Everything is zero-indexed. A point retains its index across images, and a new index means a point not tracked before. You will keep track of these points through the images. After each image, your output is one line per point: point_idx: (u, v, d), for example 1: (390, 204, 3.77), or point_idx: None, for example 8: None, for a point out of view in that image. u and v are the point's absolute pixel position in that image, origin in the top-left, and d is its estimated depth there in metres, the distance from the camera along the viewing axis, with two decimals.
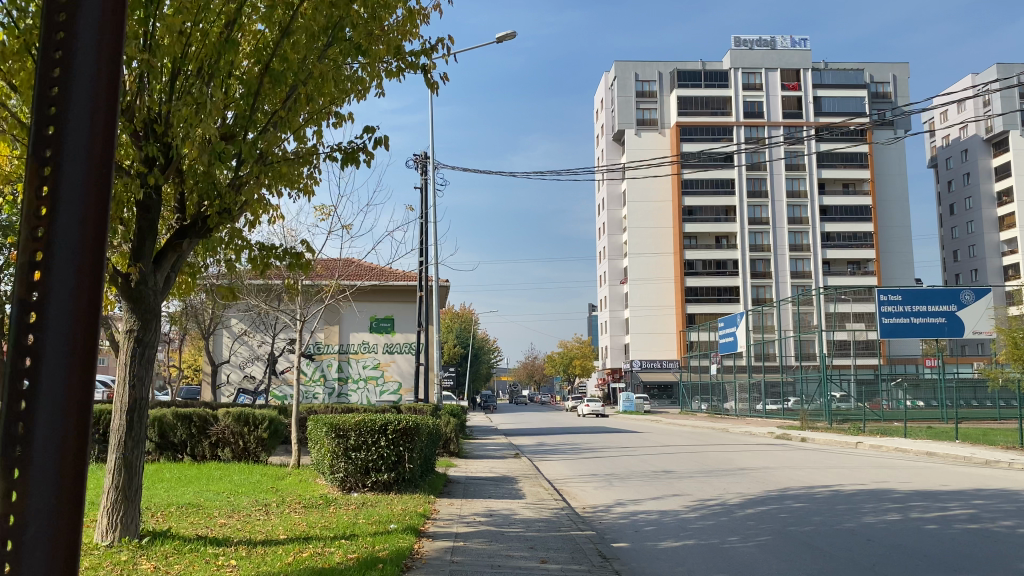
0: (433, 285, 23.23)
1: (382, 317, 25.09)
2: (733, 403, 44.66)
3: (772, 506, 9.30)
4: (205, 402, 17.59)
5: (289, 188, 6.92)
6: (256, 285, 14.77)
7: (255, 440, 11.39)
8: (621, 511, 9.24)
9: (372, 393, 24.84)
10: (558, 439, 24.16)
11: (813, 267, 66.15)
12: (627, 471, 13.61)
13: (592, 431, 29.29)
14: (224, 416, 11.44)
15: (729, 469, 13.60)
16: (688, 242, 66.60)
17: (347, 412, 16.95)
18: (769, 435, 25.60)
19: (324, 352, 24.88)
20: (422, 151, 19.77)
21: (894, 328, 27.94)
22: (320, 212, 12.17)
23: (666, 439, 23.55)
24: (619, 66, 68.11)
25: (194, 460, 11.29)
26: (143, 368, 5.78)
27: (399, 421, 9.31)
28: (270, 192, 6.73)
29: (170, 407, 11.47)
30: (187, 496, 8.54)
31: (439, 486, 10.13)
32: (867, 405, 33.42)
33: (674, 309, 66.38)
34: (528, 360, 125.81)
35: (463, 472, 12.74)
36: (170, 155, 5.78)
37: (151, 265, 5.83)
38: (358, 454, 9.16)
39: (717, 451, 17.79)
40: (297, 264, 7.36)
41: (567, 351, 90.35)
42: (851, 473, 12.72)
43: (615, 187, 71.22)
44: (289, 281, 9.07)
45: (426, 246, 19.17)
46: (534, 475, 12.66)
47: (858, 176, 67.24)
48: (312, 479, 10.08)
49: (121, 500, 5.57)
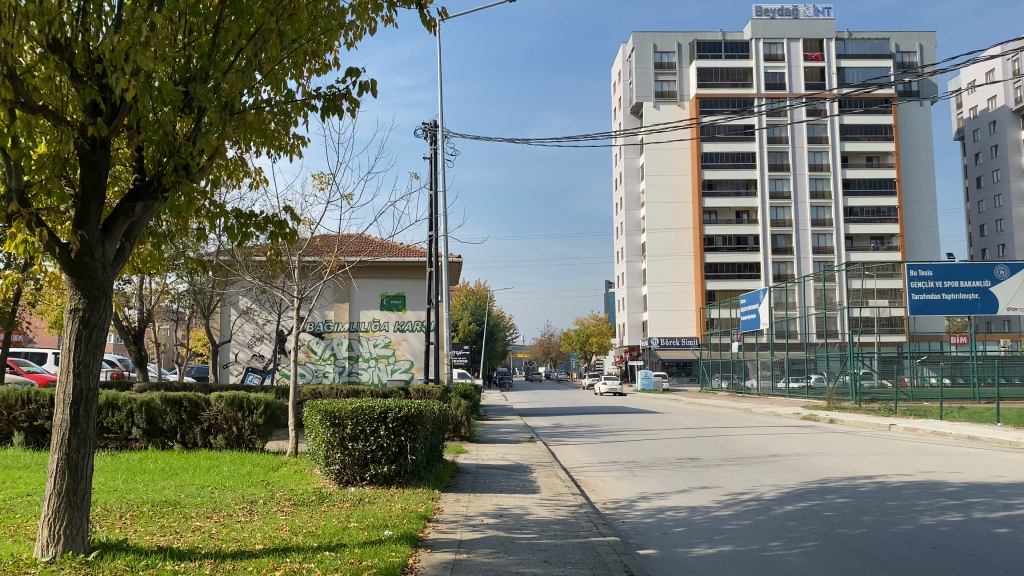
0: (444, 261, 22.35)
1: (393, 294, 24.26)
2: (755, 381, 43.75)
3: (812, 502, 8.37)
4: (207, 384, 16.88)
5: (265, 144, 6.05)
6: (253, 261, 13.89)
7: (249, 426, 10.61)
8: (644, 508, 8.35)
9: (383, 371, 23.99)
10: (576, 419, 23.39)
11: (836, 242, 64.80)
12: (649, 458, 12.74)
13: (610, 411, 28.53)
14: (217, 400, 10.63)
15: (758, 456, 12.70)
16: (708, 217, 65.30)
17: (352, 395, 16.10)
18: (795, 416, 24.72)
19: (334, 330, 24.07)
20: (431, 121, 18.80)
21: (925, 304, 26.76)
22: (317, 181, 11.21)
23: (687, 420, 22.71)
24: (637, 37, 66.61)
25: (185, 448, 10.55)
26: (92, 355, 4.91)
27: (400, 409, 8.44)
28: (241, 148, 5.86)
29: (159, 391, 10.68)
30: (165, 492, 7.71)
31: (445, 478, 9.26)
32: (893, 383, 32.42)
33: (693, 286, 65.23)
34: (545, 336, 125.28)
35: (473, 459, 11.94)
36: (113, 103, 4.87)
37: (97, 231, 4.95)
38: (356, 444, 8.32)
39: (743, 435, 16.90)
40: (281, 235, 6.49)
41: (583, 328, 89.46)
42: (891, 461, 11.78)
43: (633, 161, 69.86)
44: (274, 253, 8.26)
45: (435, 220, 18.26)
46: (550, 463, 11.85)
47: (883, 148, 65.56)
48: (308, 470, 9.25)
49: (66, 508, 4.75)
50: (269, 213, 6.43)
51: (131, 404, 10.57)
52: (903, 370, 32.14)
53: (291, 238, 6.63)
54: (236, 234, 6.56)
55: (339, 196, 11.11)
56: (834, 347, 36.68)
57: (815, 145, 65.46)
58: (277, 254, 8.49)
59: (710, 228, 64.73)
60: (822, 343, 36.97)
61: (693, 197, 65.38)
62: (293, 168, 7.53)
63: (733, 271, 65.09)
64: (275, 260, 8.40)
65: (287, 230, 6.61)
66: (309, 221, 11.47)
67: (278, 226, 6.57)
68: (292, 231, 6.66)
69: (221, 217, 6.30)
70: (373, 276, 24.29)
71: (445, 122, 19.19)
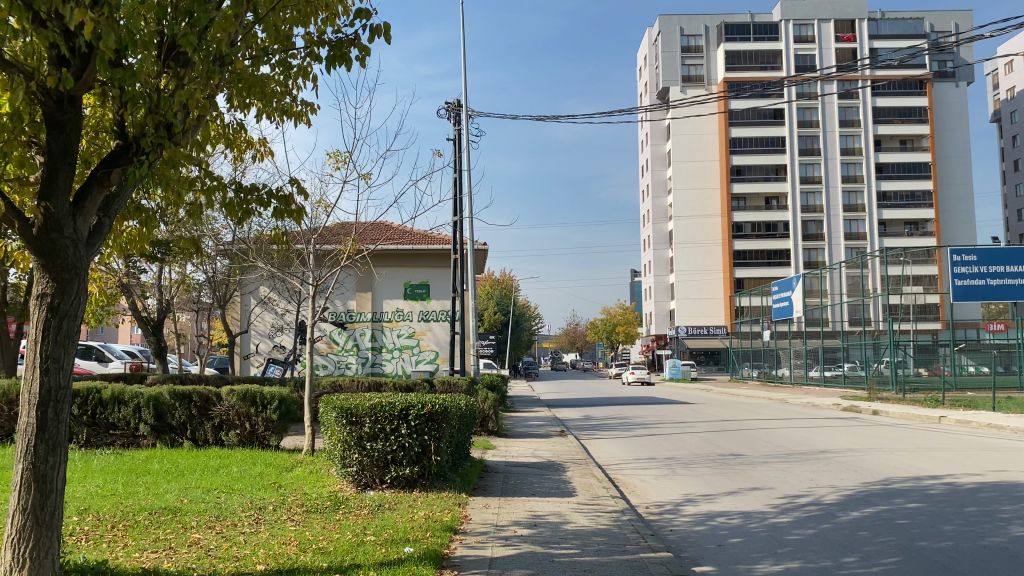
0: (469, 248, 21.58)
1: (417, 283, 23.56)
2: (787, 370, 42.66)
3: (882, 509, 7.51)
4: (220, 378, 16.19)
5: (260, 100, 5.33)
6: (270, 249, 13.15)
7: (263, 422, 9.95)
8: (692, 514, 7.54)
9: (407, 362, 23.31)
10: (606, 411, 22.61)
11: (868, 228, 63.29)
12: (689, 454, 11.91)
13: (640, 402, 27.78)
14: (228, 395, 9.96)
15: (806, 453, 11.85)
16: (736, 203, 63.93)
17: (373, 389, 15.42)
18: (834, 407, 23.76)
19: (357, 321, 23.49)
20: (454, 100, 18.04)
21: (968, 291, 25.54)
22: (334, 160, 10.48)
23: (722, 412, 21.90)
24: (664, 21, 65.33)
25: (195, 445, 9.90)
26: (62, 348, 4.18)
27: (423, 405, 7.72)
28: (233, 106, 5.14)
29: (168, 385, 10.05)
30: (164, 497, 7.03)
31: (473, 480, 8.51)
32: (932, 372, 31.30)
33: (722, 274, 63.95)
34: (571, 326, 124.50)
35: (501, 456, 11.20)
36: (79, 51, 4.18)
37: (68, 204, 4.23)
38: (374, 445, 7.59)
39: (784, 428, 16.04)
40: (286, 210, 5.78)
41: (610, 317, 88.51)
42: (952, 458, 10.89)
43: (659, 147, 68.53)
44: (277, 231, 7.62)
45: (460, 203, 17.49)
46: (583, 460, 11.10)
47: (917, 131, 63.88)
48: (324, 470, 8.54)
49: (32, 526, 4.07)
50: (272, 186, 5.72)
51: (139, 398, 9.96)
52: (941, 358, 30.99)
53: (299, 216, 5.93)
54: (237, 214, 5.86)
55: (357, 178, 10.36)
56: (870, 335, 35.53)
57: (847, 129, 63.88)
58: (283, 235, 7.88)
59: (739, 214, 63.44)
60: (857, 331, 35.82)
61: (721, 183, 64.00)
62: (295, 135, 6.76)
63: (762, 258, 63.76)
64: (280, 238, 7.80)
65: (291, 204, 5.90)
66: (325, 203, 10.73)
67: (285, 201, 5.86)
68: (300, 207, 5.95)
69: (219, 190, 5.59)
70: (396, 265, 23.57)
71: (468, 102, 18.43)
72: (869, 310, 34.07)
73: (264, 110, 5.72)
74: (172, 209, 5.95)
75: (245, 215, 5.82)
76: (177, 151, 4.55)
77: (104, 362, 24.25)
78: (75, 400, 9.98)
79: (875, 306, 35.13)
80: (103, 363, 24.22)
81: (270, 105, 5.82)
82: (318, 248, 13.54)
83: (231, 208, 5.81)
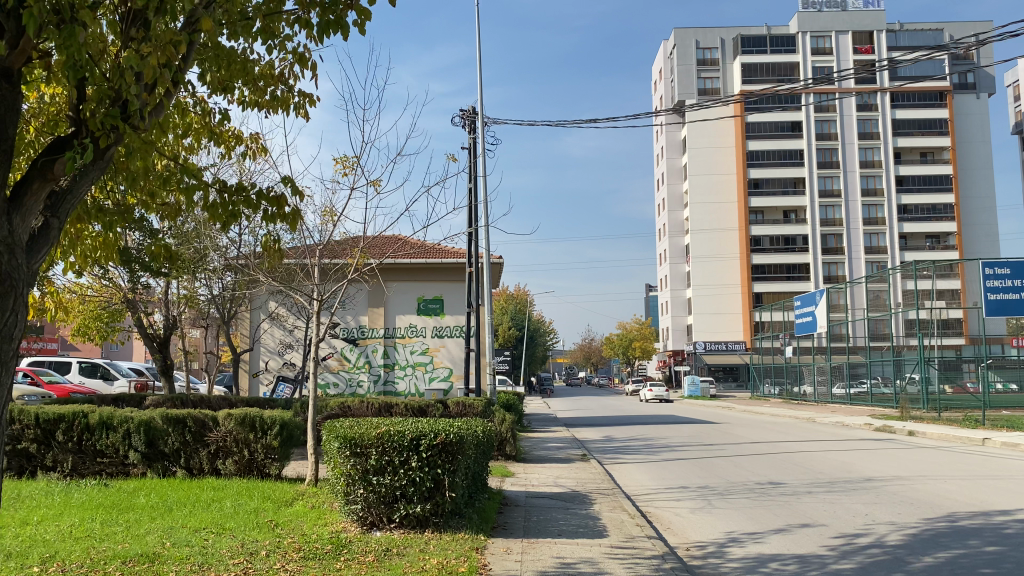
0: (483, 261, 20.76)
1: (431, 298, 22.78)
2: (810, 387, 41.57)
3: (957, 553, 6.60)
4: (221, 399, 15.48)
5: (235, 76, 4.69)
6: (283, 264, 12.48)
7: (262, 449, 9.15)
8: (741, 559, 6.65)
9: (420, 380, 22.57)
10: (629, 432, 21.66)
11: (889, 241, 62.15)
12: (724, 483, 10.99)
13: (661, 421, 26.82)
14: (226, 420, 9.18)
15: (853, 482, 10.91)
16: (754, 217, 63.00)
17: (384, 410, 14.61)
18: (866, 427, 22.71)
19: (369, 337, 22.71)
20: (469, 107, 17.26)
21: (1002, 305, 24.48)
22: (341, 165, 9.69)
23: (750, 433, 20.94)
24: (679, 34, 64.71)
25: (189, 475, 9.13)
26: None
27: (436, 434, 6.89)
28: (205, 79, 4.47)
29: (161, 409, 9.28)
30: (143, 542, 6.17)
31: (492, 516, 7.66)
32: (962, 389, 30.21)
33: (740, 288, 62.88)
34: (586, 342, 123.44)
35: (521, 486, 10.35)
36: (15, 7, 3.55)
37: (2, 197, 3.39)
38: (382, 479, 6.76)
39: (820, 452, 15.10)
40: (279, 210, 5.01)
41: (626, 332, 87.48)
42: (1016, 489, 9.92)
43: (675, 161, 67.71)
44: (267, 238, 7.09)
45: (474, 214, 16.74)
46: (611, 490, 10.21)
47: (938, 143, 62.88)
48: (327, 505, 7.71)
49: None
50: (259, 182, 4.97)
51: (129, 424, 9.19)
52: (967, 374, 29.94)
53: (293, 220, 5.19)
54: (222, 218, 5.12)
55: (366, 183, 9.56)
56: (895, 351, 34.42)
57: (866, 142, 62.91)
58: (275, 242, 7.33)
59: (757, 228, 62.53)
60: (883, 347, 34.75)
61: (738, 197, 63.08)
62: (284, 132, 6.09)
63: (781, 273, 62.64)
64: (271, 246, 7.31)
65: (281, 204, 5.13)
66: (332, 212, 9.96)
67: (276, 204, 5.09)
68: (294, 209, 5.23)
69: (199, 189, 4.82)
70: (409, 279, 22.82)
71: (483, 110, 17.63)
72: (889, 325, 33.18)
73: (245, 92, 5.14)
74: (138, 216, 5.14)
75: (229, 220, 5.04)
76: (138, 130, 3.81)
77: (110, 380, 23.57)
78: (61, 426, 9.25)
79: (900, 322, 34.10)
80: (109, 381, 23.54)
81: (256, 90, 5.23)
82: (322, 262, 12.89)
83: (215, 214, 5.06)
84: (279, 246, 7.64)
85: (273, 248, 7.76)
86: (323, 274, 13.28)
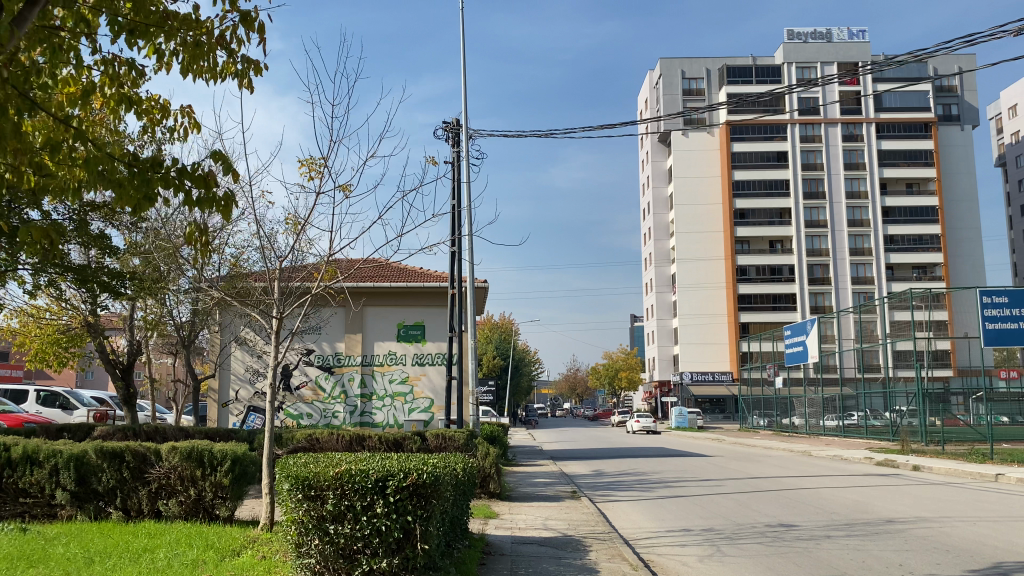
0: (467, 285, 19.67)
1: (411, 323, 21.71)
2: (800, 420, 40.62)
3: None
4: (173, 432, 14.24)
5: None
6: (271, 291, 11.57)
7: (211, 488, 7.99)
8: None
9: (399, 411, 21.38)
10: (619, 466, 20.55)
11: (876, 272, 61.69)
12: (732, 526, 9.90)
13: (651, 454, 25.63)
14: (169, 454, 8.03)
15: (873, 524, 9.86)
16: (740, 246, 62.45)
17: (357, 443, 13.45)
18: (866, 461, 21.69)
19: (345, 364, 21.53)
20: (454, 120, 16.31)
21: (1000, 334, 23.62)
22: (307, 168, 8.66)
23: (746, 467, 19.85)
24: (665, 64, 64.68)
25: (126, 517, 7.97)
26: None
27: (406, 475, 5.75)
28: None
29: (95, 442, 8.14)
30: None
31: (472, 568, 6.53)
32: (955, 422, 29.32)
33: (727, 318, 62.10)
34: (571, 372, 122.23)
35: (506, 530, 9.19)
36: None
37: None
38: (339, 528, 5.65)
39: (826, 488, 14.07)
40: (207, 188, 4.03)
41: (612, 363, 86.23)
42: None
43: (661, 190, 67.14)
44: (195, 228, 6.24)
45: (457, 233, 15.75)
46: (608, 535, 9.06)
47: (923, 174, 62.88)
48: (279, 556, 6.56)
49: None
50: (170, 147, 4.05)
51: (57, 459, 8.06)
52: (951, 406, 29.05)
53: (225, 205, 4.20)
54: (135, 203, 4.19)
55: (335, 189, 8.54)
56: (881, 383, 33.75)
57: (852, 172, 62.71)
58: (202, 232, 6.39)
59: (743, 258, 61.99)
60: (870, 379, 34.11)
61: (724, 226, 62.54)
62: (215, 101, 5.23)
63: (767, 303, 61.89)
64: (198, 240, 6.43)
65: (212, 184, 4.17)
66: (297, 220, 8.93)
67: (203, 182, 4.12)
68: (227, 194, 4.29)
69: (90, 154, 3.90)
70: (386, 304, 21.76)
71: (468, 121, 16.69)
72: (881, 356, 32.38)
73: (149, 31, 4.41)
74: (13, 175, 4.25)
75: (144, 205, 4.06)
76: None
77: (69, 410, 22.23)
78: None
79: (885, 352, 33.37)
80: (69, 411, 22.21)
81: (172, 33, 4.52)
82: (282, 285, 11.86)
83: (126, 199, 4.09)
84: (210, 240, 6.86)
85: (203, 241, 6.92)
86: (283, 298, 12.17)
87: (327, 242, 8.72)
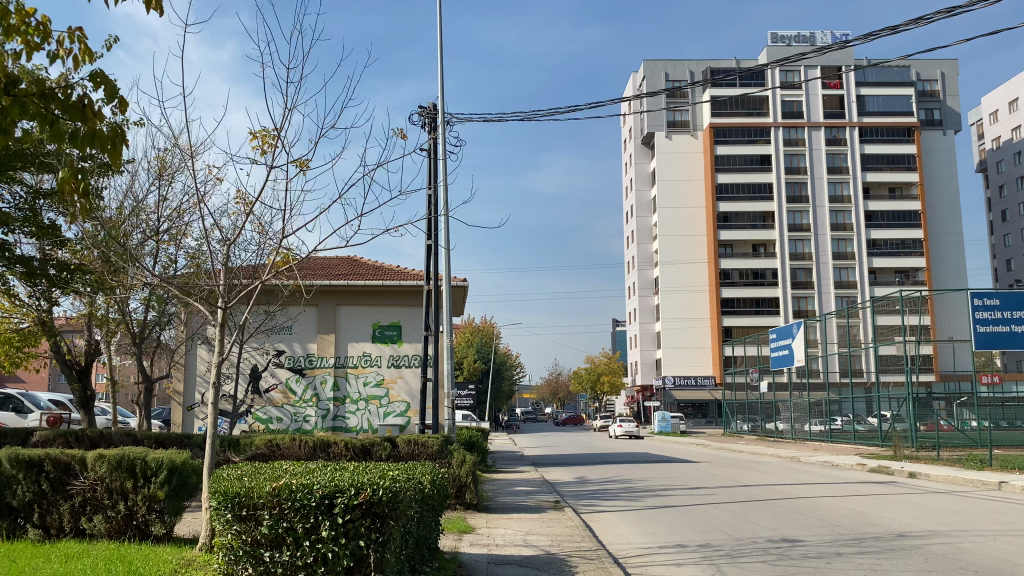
0: (442, 283, 18.81)
1: (387, 324, 20.72)
2: (785, 424, 39.90)
3: None
4: (114, 438, 13.04)
5: None
6: (225, 285, 10.56)
7: (144, 501, 6.96)
8: None
9: (374, 415, 20.32)
10: (603, 473, 19.62)
11: (859, 276, 61.28)
12: (731, 541, 9.03)
13: (635, 460, 24.74)
14: (96, 464, 7.03)
15: (885, 538, 9.03)
16: (723, 250, 61.90)
17: (321, 449, 12.40)
18: (859, 467, 20.88)
19: (317, 366, 20.50)
20: (432, 104, 15.37)
21: (992, 338, 22.90)
22: (257, 141, 7.72)
23: (735, 475, 19.01)
24: (648, 66, 64.35)
25: (44, 537, 6.94)
26: None
27: (359, 492, 4.76)
28: None
29: (10, 450, 7.14)
30: None
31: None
32: (942, 427, 28.34)
33: (709, 322, 61.45)
34: (553, 377, 121.23)
35: (482, 548, 8.21)
36: None
37: None
38: (276, 556, 4.70)
39: (823, 498, 13.24)
40: (89, 132, 3.75)
41: (593, 367, 85.22)
42: None
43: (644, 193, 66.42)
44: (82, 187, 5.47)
45: (434, 225, 14.79)
46: (596, 552, 8.12)
47: (905, 178, 62.67)
48: None
49: None
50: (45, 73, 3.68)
51: None
52: (931, 409, 27.69)
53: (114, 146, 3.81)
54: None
55: (287, 164, 7.61)
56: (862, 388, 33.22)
57: (835, 176, 62.33)
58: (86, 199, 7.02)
59: (727, 261, 61.36)
60: (849, 383, 33.59)
61: (707, 229, 61.92)
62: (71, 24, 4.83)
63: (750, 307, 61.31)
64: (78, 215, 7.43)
65: (91, 116, 3.99)
66: (248, 200, 7.97)
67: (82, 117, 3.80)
68: (114, 129, 4.02)
69: None
70: (360, 303, 20.75)
71: (445, 106, 15.77)
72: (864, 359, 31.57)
73: None
74: None
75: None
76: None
77: (23, 413, 20.95)
78: None
79: (867, 355, 32.75)
80: (22, 415, 20.94)
81: None
82: (236, 280, 10.80)
83: None
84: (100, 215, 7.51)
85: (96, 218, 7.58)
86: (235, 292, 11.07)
87: (281, 224, 7.79)
